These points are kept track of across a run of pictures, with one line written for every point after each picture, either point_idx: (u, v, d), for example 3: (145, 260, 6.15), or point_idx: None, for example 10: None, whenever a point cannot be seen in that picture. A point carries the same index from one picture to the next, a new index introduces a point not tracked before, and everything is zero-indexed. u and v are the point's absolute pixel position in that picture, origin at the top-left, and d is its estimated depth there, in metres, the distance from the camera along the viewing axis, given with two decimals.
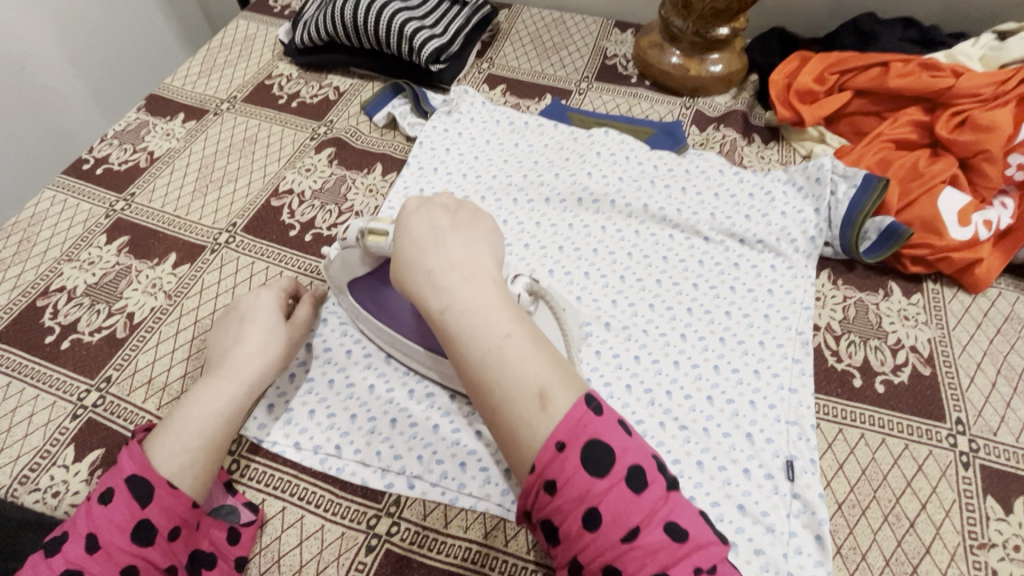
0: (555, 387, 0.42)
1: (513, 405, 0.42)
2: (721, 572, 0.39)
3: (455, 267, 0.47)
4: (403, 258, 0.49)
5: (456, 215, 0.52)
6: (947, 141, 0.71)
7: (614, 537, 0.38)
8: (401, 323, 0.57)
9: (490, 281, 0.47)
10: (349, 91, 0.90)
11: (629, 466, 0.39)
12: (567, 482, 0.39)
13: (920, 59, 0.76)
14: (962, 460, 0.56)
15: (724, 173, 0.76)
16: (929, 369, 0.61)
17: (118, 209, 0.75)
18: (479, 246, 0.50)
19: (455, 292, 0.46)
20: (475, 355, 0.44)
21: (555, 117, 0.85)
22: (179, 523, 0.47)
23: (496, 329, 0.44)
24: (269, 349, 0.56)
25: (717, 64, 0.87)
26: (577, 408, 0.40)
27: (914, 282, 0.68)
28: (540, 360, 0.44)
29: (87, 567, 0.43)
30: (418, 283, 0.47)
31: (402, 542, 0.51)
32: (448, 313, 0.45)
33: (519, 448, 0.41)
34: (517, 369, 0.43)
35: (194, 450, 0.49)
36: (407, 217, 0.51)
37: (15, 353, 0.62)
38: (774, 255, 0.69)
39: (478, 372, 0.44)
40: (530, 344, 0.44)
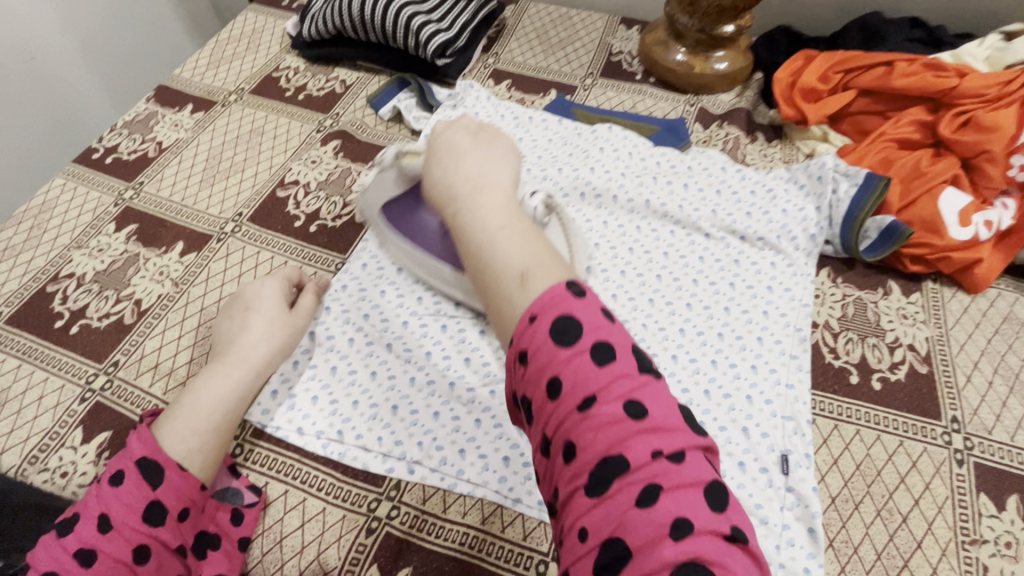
0: (539, 269, 0.41)
1: (498, 287, 0.42)
2: (693, 464, 0.34)
3: (468, 175, 0.49)
4: (429, 173, 0.53)
5: (479, 135, 0.54)
6: (949, 141, 0.71)
7: (571, 408, 0.35)
8: (430, 243, 0.63)
9: (497, 186, 0.49)
10: (355, 84, 0.91)
11: (598, 340, 0.37)
12: (535, 349, 0.37)
13: (926, 59, 0.75)
14: (956, 457, 0.56)
15: (727, 170, 0.77)
16: (927, 367, 0.62)
17: (127, 197, 0.76)
18: (495, 160, 0.52)
19: (462, 194, 0.48)
20: (472, 244, 0.45)
21: (560, 112, 0.85)
22: (188, 504, 0.48)
23: (492, 221, 0.45)
24: (274, 337, 0.58)
25: (721, 61, 0.87)
26: (556, 287, 0.39)
27: (914, 281, 0.68)
28: (531, 248, 0.43)
29: (100, 546, 0.44)
30: (437, 192, 0.51)
31: (401, 525, 0.52)
32: (456, 211, 0.48)
33: (504, 329, 0.41)
34: (506, 253, 0.43)
35: (203, 434, 0.51)
36: (435, 139, 0.55)
37: (25, 336, 0.63)
38: (774, 252, 0.70)
39: (472, 260, 0.45)
40: (523, 236, 0.44)
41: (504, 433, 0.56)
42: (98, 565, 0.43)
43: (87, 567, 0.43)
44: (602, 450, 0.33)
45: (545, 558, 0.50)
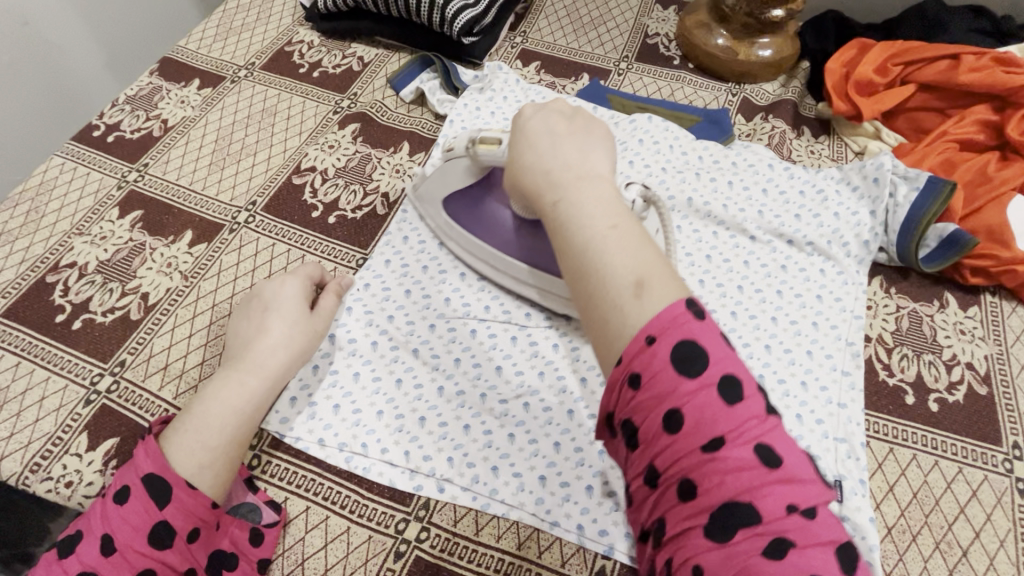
0: (656, 278, 0.36)
1: (606, 294, 0.36)
2: (821, 520, 0.32)
3: (568, 163, 0.44)
4: (522, 161, 0.47)
5: (571, 118, 0.48)
6: (1018, 144, 0.67)
7: (694, 446, 0.32)
8: (504, 239, 0.60)
9: (604, 177, 0.43)
10: (374, 62, 0.85)
11: (724, 374, 0.33)
12: (652, 375, 0.33)
13: (996, 53, 0.71)
14: (1018, 487, 0.53)
15: (774, 167, 0.72)
16: (986, 389, 0.58)
17: (131, 180, 0.71)
18: (596, 146, 0.46)
19: (565, 182, 0.43)
20: (576, 243, 0.39)
21: (594, 99, 0.80)
22: (198, 524, 0.44)
23: (603, 218, 0.39)
24: (295, 343, 0.53)
25: (766, 48, 0.81)
26: (674, 305, 0.34)
27: (972, 294, 0.64)
28: (644, 252, 0.38)
29: (100, 570, 0.40)
30: (535, 181, 0.45)
31: (431, 549, 0.49)
32: (560, 204, 0.42)
33: (607, 340, 0.36)
34: (616, 256, 0.37)
35: (215, 448, 0.46)
36: (525, 123, 0.49)
37: (24, 332, 0.59)
38: (824, 258, 0.65)
39: (572, 262, 0.39)
40: (635, 236, 0.39)
41: (539, 450, 0.53)
42: None
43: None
44: (728, 495, 0.31)
45: None
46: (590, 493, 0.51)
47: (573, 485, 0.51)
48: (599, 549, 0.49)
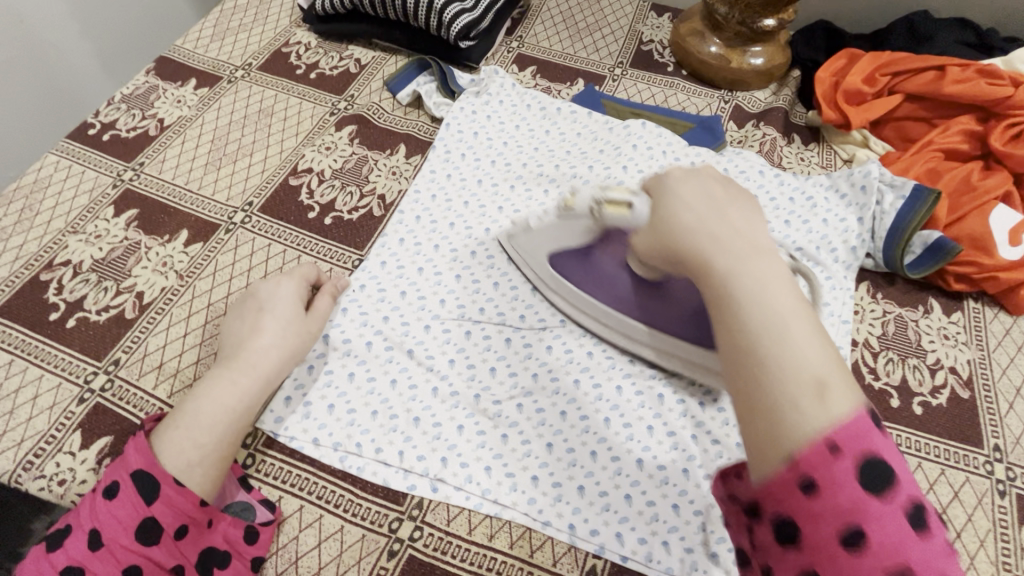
0: (840, 383, 0.32)
1: (780, 385, 0.32)
2: None
3: (737, 231, 0.40)
4: (677, 220, 0.42)
5: (729, 187, 0.45)
6: (1001, 154, 0.69)
7: (878, 566, 0.28)
8: (619, 298, 0.57)
9: (774, 252, 0.39)
10: (371, 65, 0.85)
11: (909, 499, 0.30)
12: (834, 485, 0.29)
13: (979, 65, 0.72)
14: (998, 488, 0.54)
15: (765, 174, 0.73)
16: (968, 393, 0.60)
17: (126, 179, 0.71)
18: (761, 221, 0.43)
19: (735, 250, 0.39)
20: (751, 319, 0.34)
21: (589, 104, 0.81)
22: (186, 521, 0.45)
23: (784, 301, 0.35)
24: (288, 342, 0.54)
25: (758, 57, 0.83)
26: (862, 414, 0.30)
27: (955, 300, 0.66)
28: (824, 347, 0.33)
29: (88, 565, 0.41)
30: (698, 243, 0.40)
31: (424, 548, 0.49)
32: (733, 274, 0.37)
33: (772, 435, 0.31)
34: (799, 344, 0.33)
35: (205, 446, 0.47)
36: (678, 183, 0.45)
37: (17, 330, 0.59)
38: (812, 264, 0.66)
39: (741, 339, 0.34)
40: (816, 327, 0.34)
41: (532, 451, 0.54)
42: None
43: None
44: None
45: None
46: (582, 494, 0.52)
47: (565, 486, 0.52)
48: (590, 549, 0.49)
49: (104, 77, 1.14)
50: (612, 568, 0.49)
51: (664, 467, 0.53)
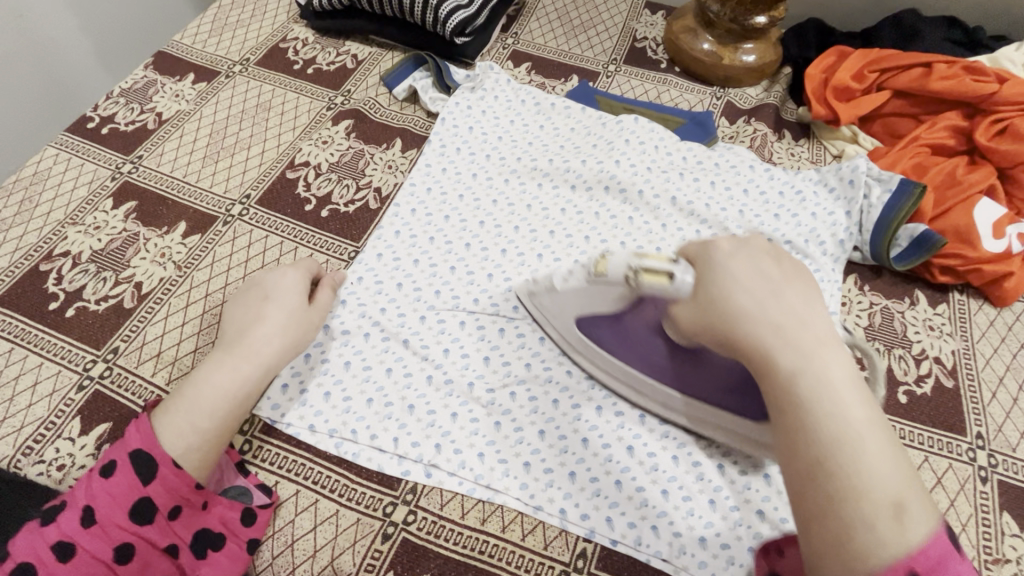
0: (913, 502, 0.36)
1: (860, 507, 0.35)
2: None
3: (804, 326, 0.42)
4: (740, 307, 0.43)
5: (783, 265, 0.46)
6: (986, 149, 0.70)
7: None
8: (653, 365, 0.53)
9: (839, 349, 0.42)
10: (367, 60, 0.86)
11: None
12: None
13: (965, 62, 0.74)
14: (980, 475, 0.56)
15: (755, 169, 0.74)
16: (953, 382, 0.61)
17: (125, 171, 0.71)
18: (816, 306, 0.44)
19: (804, 351, 0.41)
20: (824, 435, 0.38)
21: (583, 100, 0.82)
22: (180, 502, 0.46)
23: (856, 413, 0.38)
24: (290, 332, 0.54)
25: (750, 54, 0.84)
26: (938, 536, 0.34)
27: (941, 292, 0.67)
28: (894, 463, 0.37)
29: (79, 541, 0.42)
30: (764, 337, 0.42)
31: (418, 531, 0.50)
32: (802, 380, 0.40)
33: (854, 550, 0.34)
34: (876, 465, 0.36)
35: (203, 430, 0.47)
36: (730, 261, 0.46)
37: (17, 319, 0.60)
38: (801, 256, 0.67)
39: (817, 454, 0.37)
40: (886, 440, 0.38)
41: (525, 438, 0.55)
42: (77, 561, 0.41)
43: (64, 563, 0.41)
44: None
45: (567, 569, 0.49)
46: (573, 479, 0.53)
47: (557, 472, 0.53)
48: (581, 532, 0.51)
49: (103, 72, 1.15)
50: (601, 552, 0.50)
51: (654, 454, 0.54)
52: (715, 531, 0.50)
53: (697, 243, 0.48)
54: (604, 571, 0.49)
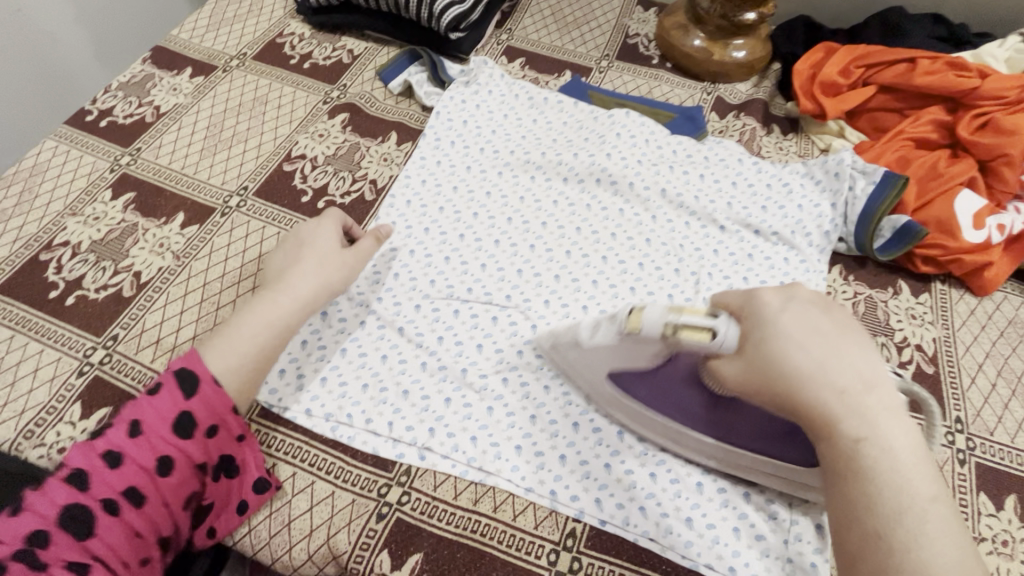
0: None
1: None
2: None
3: (865, 390, 0.42)
4: (797, 366, 0.42)
5: (834, 319, 0.45)
6: (968, 142, 0.72)
7: None
8: (688, 414, 0.50)
9: (901, 415, 0.41)
10: (363, 55, 0.87)
11: None
12: None
13: (948, 58, 0.76)
14: (958, 457, 0.57)
15: (743, 162, 0.75)
16: (933, 368, 0.62)
17: (124, 164, 0.72)
18: (878, 366, 0.43)
19: (869, 419, 0.41)
20: (888, 508, 0.38)
21: (575, 95, 0.83)
22: (216, 422, 0.48)
23: (922, 485, 0.39)
24: (325, 272, 0.57)
25: (740, 50, 0.85)
26: None
27: (923, 282, 0.69)
28: (961, 545, 0.37)
29: (127, 451, 0.44)
30: (826, 399, 0.41)
31: (412, 511, 0.52)
32: (866, 449, 0.40)
33: None
34: (944, 546, 0.36)
35: (244, 354, 0.50)
36: (781, 314, 0.44)
37: (18, 306, 0.61)
38: (787, 247, 0.69)
39: (883, 529, 0.37)
40: (952, 517, 0.38)
41: (516, 422, 0.56)
42: (124, 469, 0.44)
43: (114, 469, 0.44)
44: None
45: (556, 547, 0.51)
46: (563, 462, 0.54)
47: (548, 454, 0.54)
48: (570, 513, 0.52)
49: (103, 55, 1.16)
50: (590, 531, 0.51)
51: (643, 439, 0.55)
52: (700, 511, 0.51)
53: (738, 295, 0.47)
54: (592, 550, 0.51)
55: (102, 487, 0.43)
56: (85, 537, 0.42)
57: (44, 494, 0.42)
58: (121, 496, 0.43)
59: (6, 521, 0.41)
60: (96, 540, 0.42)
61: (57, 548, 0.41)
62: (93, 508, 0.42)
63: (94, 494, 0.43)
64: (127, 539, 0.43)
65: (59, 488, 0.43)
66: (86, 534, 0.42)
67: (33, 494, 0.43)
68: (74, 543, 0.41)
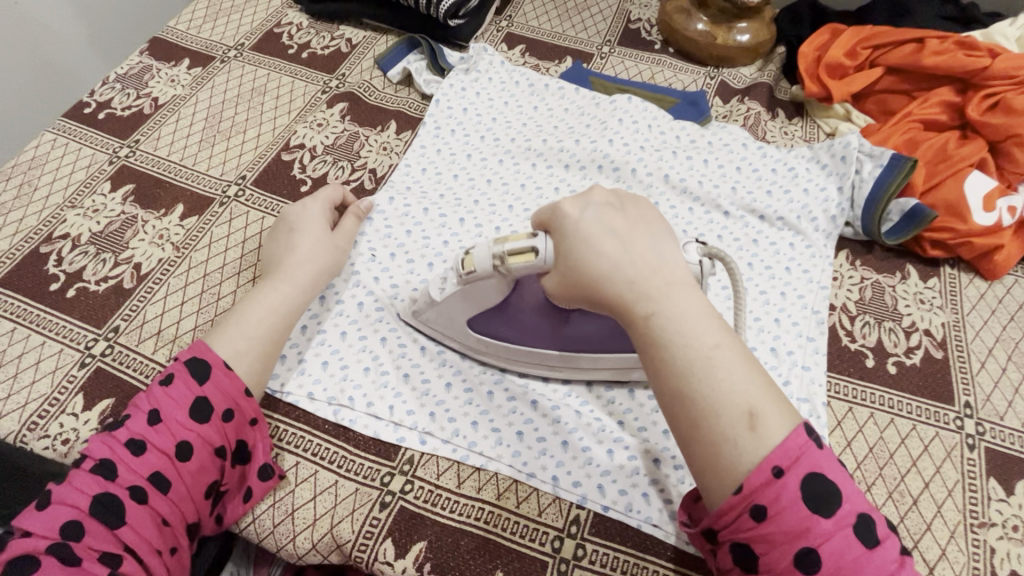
0: (767, 408, 0.39)
1: (721, 427, 0.39)
2: (843, 499, 0.38)
3: (652, 271, 0.44)
4: (591, 266, 0.44)
5: (627, 215, 0.47)
6: (978, 123, 0.71)
7: (778, 517, 0.37)
8: (536, 336, 0.54)
9: (687, 286, 0.44)
10: (362, 44, 0.86)
11: (802, 473, 0.37)
12: (778, 508, 0.37)
13: (957, 37, 0.74)
14: (968, 442, 0.56)
15: (748, 146, 0.74)
16: (942, 353, 0.61)
17: (122, 155, 0.72)
18: (667, 250, 0.46)
19: (656, 295, 0.43)
20: (679, 367, 0.41)
21: (576, 81, 0.82)
22: (233, 406, 0.48)
23: (705, 339, 0.41)
24: (322, 258, 0.58)
25: (744, 33, 0.84)
26: (797, 432, 0.38)
27: (931, 266, 0.67)
28: (748, 377, 0.40)
29: (148, 438, 0.45)
30: (619, 290, 0.43)
31: (416, 500, 0.52)
32: (656, 322, 0.42)
33: (721, 467, 0.38)
34: (726, 385, 0.40)
35: (251, 339, 0.52)
36: (579, 220, 0.46)
37: (19, 299, 0.61)
38: (793, 233, 0.68)
39: (677, 386, 0.41)
40: (739, 356, 0.41)
41: (517, 409, 0.56)
42: (147, 456, 0.44)
43: (138, 456, 0.44)
44: (792, 527, 0.37)
45: (561, 534, 0.50)
46: (565, 448, 0.54)
47: (549, 441, 0.54)
48: (574, 499, 0.52)
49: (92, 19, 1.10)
50: (594, 518, 0.51)
51: (645, 428, 0.55)
52: None
53: (546, 210, 0.49)
54: (597, 537, 0.50)
55: (128, 474, 0.43)
56: (116, 527, 0.41)
57: (72, 487, 0.42)
58: (147, 482, 0.43)
59: (36, 516, 0.41)
60: (127, 528, 0.42)
61: (89, 538, 0.41)
62: (121, 496, 0.42)
63: (120, 482, 0.43)
64: (156, 527, 0.43)
65: (86, 480, 0.42)
66: (117, 522, 0.42)
67: (59, 488, 0.42)
68: (106, 532, 0.41)
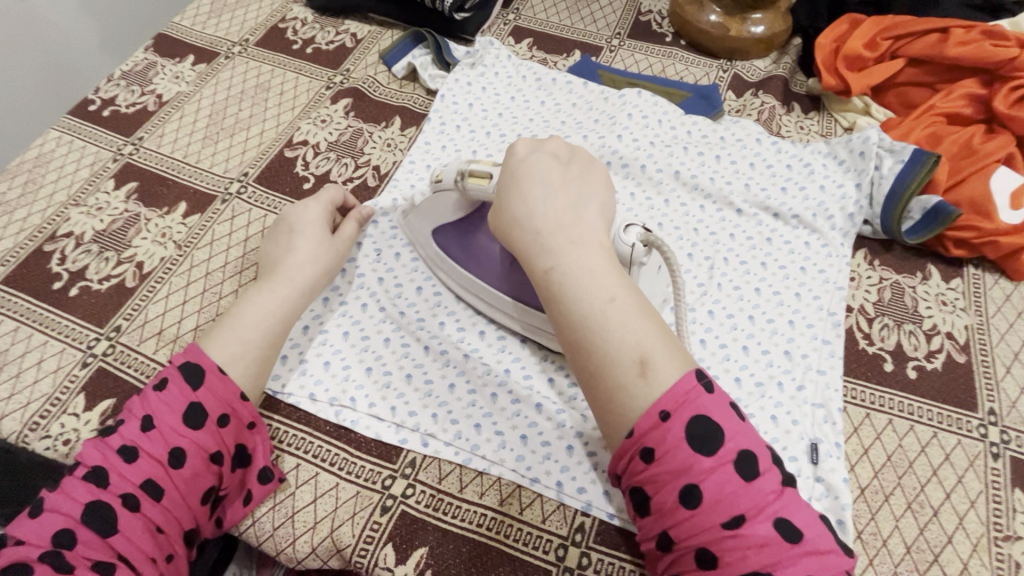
0: (659, 356, 0.39)
1: (609, 374, 0.39)
2: (731, 438, 0.37)
3: (564, 225, 0.45)
4: (513, 214, 0.47)
5: (565, 169, 0.49)
6: (1006, 117, 0.68)
7: (664, 458, 0.37)
8: (487, 268, 0.57)
9: (599, 242, 0.45)
10: (367, 39, 0.85)
11: (689, 415, 0.37)
12: (664, 449, 0.37)
13: (984, 26, 0.71)
14: (991, 451, 0.54)
15: (762, 142, 0.72)
16: (965, 357, 0.59)
17: (126, 153, 0.72)
18: (589, 208, 0.47)
19: (561, 247, 0.44)
20: (574, 316, 0.42)
21: (584, 75, 0.80)
22: (228, 411, 0.47)
23: (603, 290, 0.42)
24: (321, 261, 0.57)
25: (758, 24, 0.81)
26: (688, 378, 0.38)
27: (954, 266, 0.65)
28: (644, 327, 0.41)
29: (141, 445, 0.44)
30: (529, 241, 0.45)
31: (417, 505, 0.50)
32: (557, 273, 0.43)
33: (611, 410, 0.39)
34: (617, 332, 0.40)
35: (247, 342, 0.51)
36: (515, 169, 0.48)
37: (23, 298, 0.61)
38: (809, 231, 0.65)
39: (571, 333, 0.42)
40: (637, 309, 0.41)
41: (521, 412, 0.54)
42: (139, 463, 0.43)
43: (130, 463, 0.43)
44: (677, 467, 0.36)
45: (565, 542, 0.49)
46: (570, 452, 0.52)
47: (554, 445, 0.52)
48: (578, 506, 0.50)
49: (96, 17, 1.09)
50: (599, 526, 0.49)
51: None
52: None
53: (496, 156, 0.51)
54: (602, 545, 0.49)
55: (120, 482, 0.42)
56: (108, 535, 0.41)
57: (65, 495, 0.42)
58: (140, 490, 0.43)
59: (30, 524, 0.41)
60: (120, 536, 0.41)
61: (82, 548, 0.40)
62: (113, 504, 0.42)
63: (113, 490, 0.42)
64: (149, 535, 0.42)
65: (80, 488, 0.42)
66: (110, 532, 0.41)
67: (53, 495, 0.42)
68: (99, 541, 0.41)
